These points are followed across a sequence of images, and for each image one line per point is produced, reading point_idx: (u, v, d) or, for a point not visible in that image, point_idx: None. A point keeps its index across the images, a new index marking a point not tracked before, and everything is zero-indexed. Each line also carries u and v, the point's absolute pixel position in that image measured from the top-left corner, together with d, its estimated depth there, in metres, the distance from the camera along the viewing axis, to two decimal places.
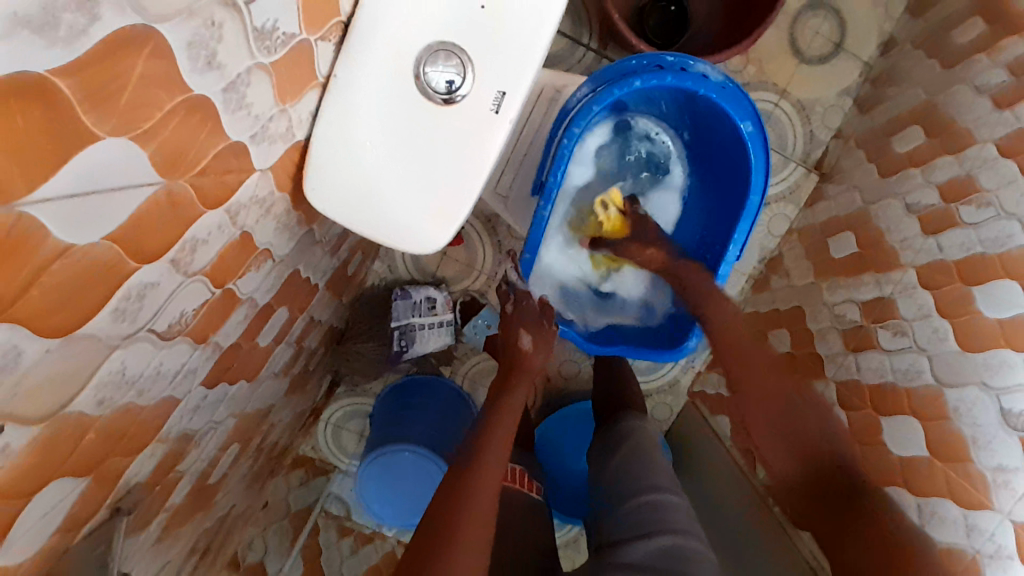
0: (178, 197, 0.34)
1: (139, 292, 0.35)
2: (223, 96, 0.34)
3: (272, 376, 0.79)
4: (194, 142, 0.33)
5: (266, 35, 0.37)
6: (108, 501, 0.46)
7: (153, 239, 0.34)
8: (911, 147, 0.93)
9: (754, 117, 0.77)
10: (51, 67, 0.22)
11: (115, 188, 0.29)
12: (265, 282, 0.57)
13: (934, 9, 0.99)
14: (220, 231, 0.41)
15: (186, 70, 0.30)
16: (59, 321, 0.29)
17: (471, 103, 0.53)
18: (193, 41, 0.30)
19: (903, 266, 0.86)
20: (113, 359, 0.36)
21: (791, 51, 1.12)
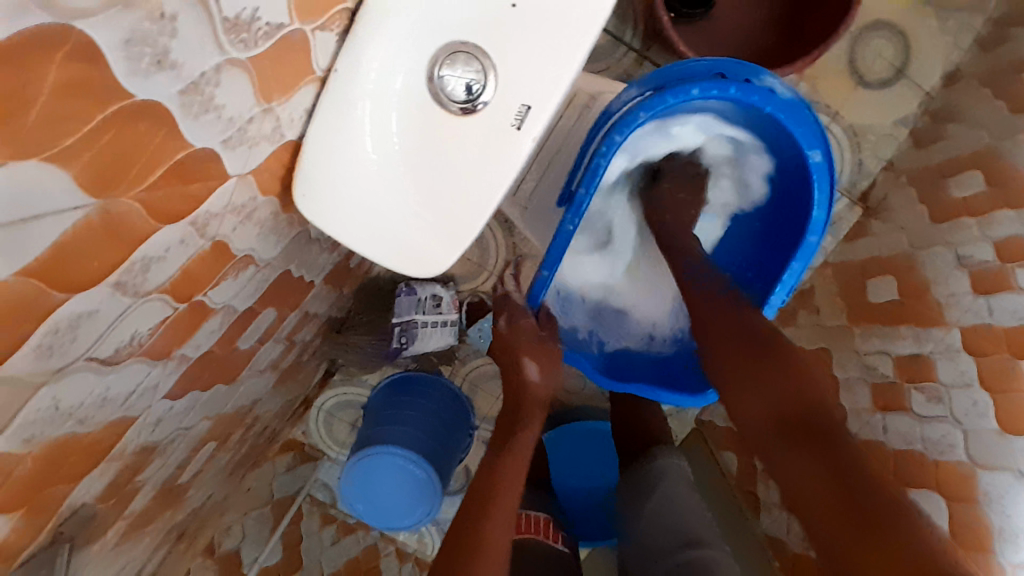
0: (117, 218, 0.29)
1: (71, 323, 0.30)
2: (181, 99, 0.30)
3: (256, 374, 0.74)
4: (138, 152, 0.29)
5: (241, 25, 0.32)
6: (51, 525, 0.41)
7: (88, 266, 0.29)
8: (970, 192, 0.84)
9: (823, 146, 0.71)
10: None
11: (25, 216, 0.24)
12: (246, 288, 0.52)
13: (1008, 45, 0.89)
14: (182, 246, 0.36)
15: (123, 72, 0.25)
16: None
17: (491, 113, 0.48)
18: (132, 38, 0.25)
19: (947, 324, 0.79)
20: (42, 396, 0.31)
21: (849, 72, 1.03)
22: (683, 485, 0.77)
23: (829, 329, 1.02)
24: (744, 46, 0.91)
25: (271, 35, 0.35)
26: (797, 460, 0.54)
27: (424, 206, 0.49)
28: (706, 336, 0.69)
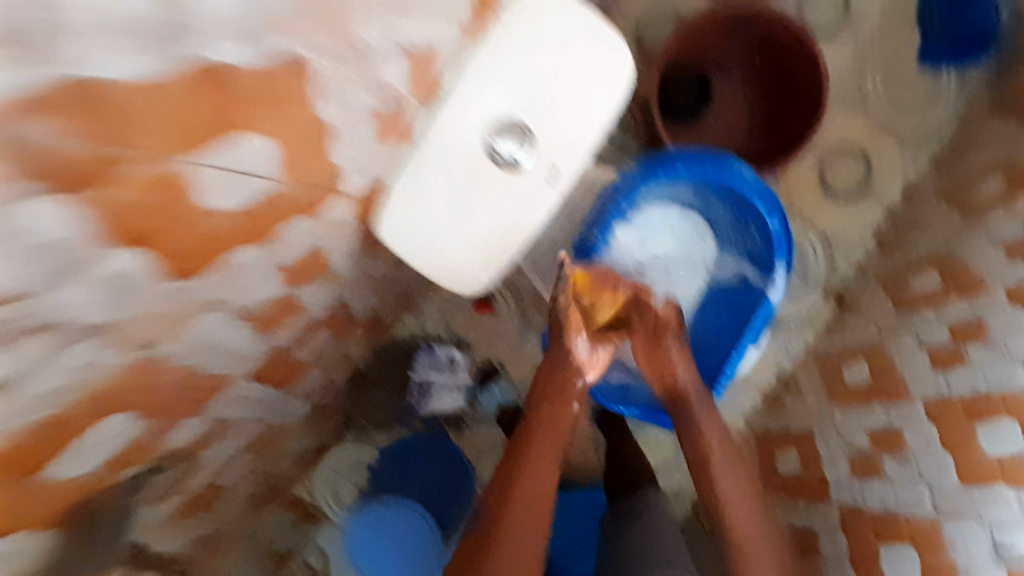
0: (276, 195, 0.47)
1: (233, 265, 0.45)
2: (337, 127, 0.48)
3: (293, 399, 0.83)
4: (307, 157, 0.47)
5: (377, 94, 0.51)
6: (147, 452, 0.53)
7: (262, 222, 0.46)
8: (928, 287, 0.97)
9: (781, 216, 0.85)
10: (236, 61, 0.37)
11: (246, 171, 0.42)
12: (313, 298, 0.64)
13: (956, 171, 1.07)
14: (297, 234, 0.51)
15: (311, 99, 0.45)
16: (179, 251, 0.40)
17: (531, 172, 0.62)
18: (322, 81, 0.44)
19: (911, 397, 0.88)
20: (200, 314, 0.46)
21: (820, 186, 1.20)
22: (664, 520, 0.93)
23: (811, 410, 1.11)
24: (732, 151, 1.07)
25: (386, 95, 0.49)
26: (760, 533, 0.71)
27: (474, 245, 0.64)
28: (687, 409, 0.79)
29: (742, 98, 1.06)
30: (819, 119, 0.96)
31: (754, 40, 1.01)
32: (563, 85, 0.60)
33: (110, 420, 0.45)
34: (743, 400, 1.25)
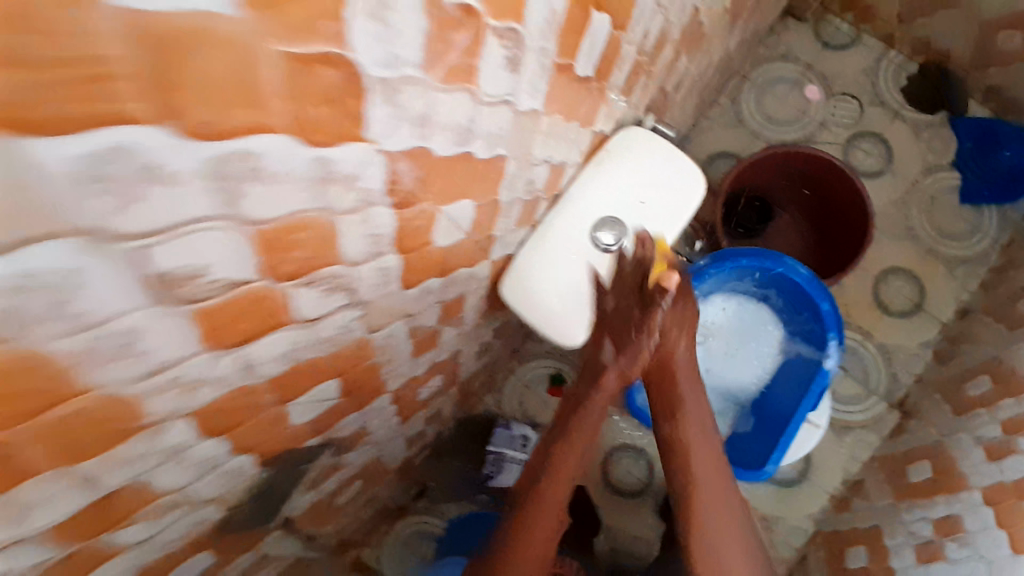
0: (462, 251, 0.67)
1: (425, 290, 0.65)
2: (505, 209, 0.69)
3: (397, 434, 1.02)
4: (486, 226, 0.67)
5: (532, 192, 0.72)
6: (324, 430, 0.71)
7: (450, 265, 0.66)
8: (981, 391, 1.06)
9: (831, 300, 0.86)
10: (484, 155, 0.53)
11: (459, 227, 0.60)
12: (446, 339, 0.84)
13: (1003, 291, 1.20)
14: (460, 280, 0.72)
15: (505, 187, 0.64)
16: (409, 276, 0.59)
17: (623, 255, 0.82)
18: (514, 176, 0.64)
19: (969, 487, 0.95)
20: (397, 323, 0.65)
21: (875, 303, 1.33)
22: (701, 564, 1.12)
23: (877, 510, 1.16)
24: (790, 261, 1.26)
25: (531, 193, 0.72)
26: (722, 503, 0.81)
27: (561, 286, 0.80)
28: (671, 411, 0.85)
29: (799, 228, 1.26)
30: (870, 237, 1.12)
31: (798, 179, 1.21)
32: (670, 221, 0.83)
33: (327, 386, 0.62)
34: (809, 500, 1.31)
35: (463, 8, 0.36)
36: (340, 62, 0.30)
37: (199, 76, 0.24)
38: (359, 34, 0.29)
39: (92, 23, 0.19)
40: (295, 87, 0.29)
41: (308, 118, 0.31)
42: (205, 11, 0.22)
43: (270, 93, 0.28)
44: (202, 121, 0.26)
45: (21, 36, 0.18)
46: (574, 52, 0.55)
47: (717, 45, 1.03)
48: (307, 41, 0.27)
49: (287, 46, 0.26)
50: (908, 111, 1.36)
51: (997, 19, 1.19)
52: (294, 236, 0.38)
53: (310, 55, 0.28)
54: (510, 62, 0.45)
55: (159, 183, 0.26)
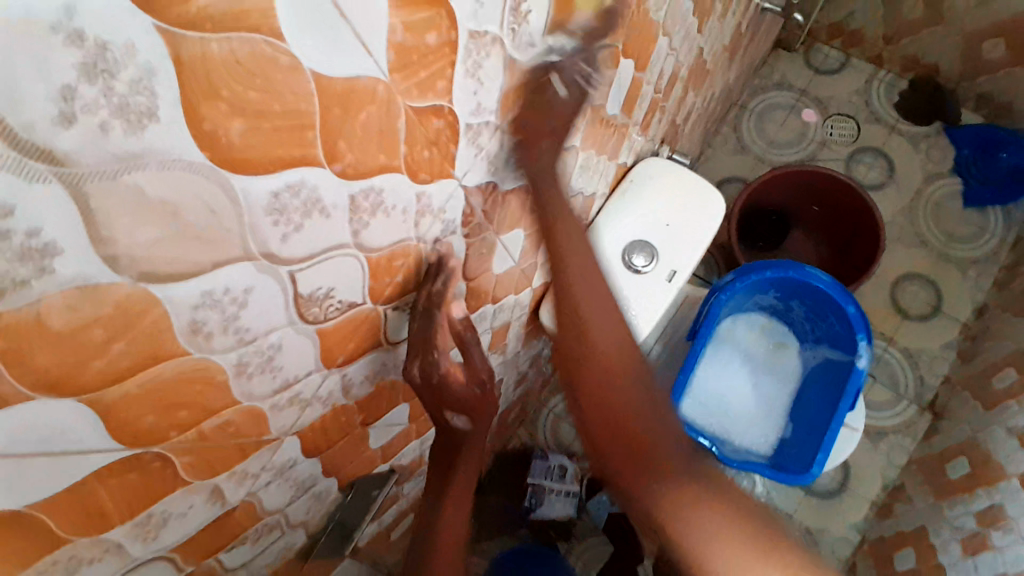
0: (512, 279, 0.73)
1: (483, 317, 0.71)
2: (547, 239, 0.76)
3: None
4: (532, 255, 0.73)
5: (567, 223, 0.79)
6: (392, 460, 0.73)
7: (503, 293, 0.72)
8: (1007, 384, 1.11)
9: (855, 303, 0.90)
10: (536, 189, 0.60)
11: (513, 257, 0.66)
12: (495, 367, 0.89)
13: (1017, 286, 1.25)
14: (507, 309, 0.78)
15: (548, 219, 0.70)
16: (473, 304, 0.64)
17: (655, 273, 0.86)
18: (556, 208, 0.70)
19: (1008, 476, 0.98)
20: None
21: (896, 310, 1.37)
22: None
23: (921, 511, 1.18)
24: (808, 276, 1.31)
25: None
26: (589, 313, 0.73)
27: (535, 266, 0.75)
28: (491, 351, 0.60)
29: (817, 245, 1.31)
30: (882, 242, 1.17)
31: (807, 196, 1.28)
32: (697, 238, 0.87)
33: (398, 413, 0.65)
34: (850, 510, 1.33)
35: (529, 63, 0.43)
36: (443, 114, 0.37)
37: (357, 127, 0.31)
38: (458, 86, 0.37)
39: (296, 86, 0.26)
40: (414, 134, 0.36)
41: (419, 159, 0.38)
42: (370, 77, 0.29)
43: (398, 140, 0.35)
44: (353, 164, 0.32)
45: (255, 94, 0.24)
46: (606, 94, 0.62)
47: (719, 79, 1.12)
48: (424, 96, 0.34)
49: (413, 103, 0.34)
50: (903, 125, 1.43)
51: (982, 30, 1.29)
52: (395, 264, 0.43)
53: (425, 109, 0.35)
54: (558, 105, 0.52)
55: (314, 212, 0.32)
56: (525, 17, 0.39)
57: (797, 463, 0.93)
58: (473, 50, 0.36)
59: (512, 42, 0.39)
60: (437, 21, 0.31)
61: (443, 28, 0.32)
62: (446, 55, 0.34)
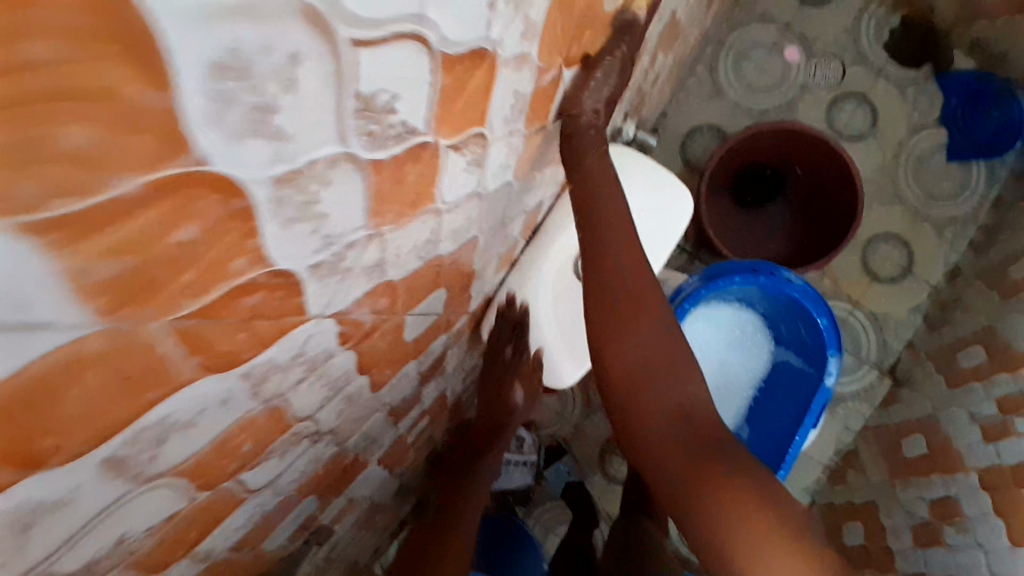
0: (441, 325, 0.60)
1: (404, 377, 0.59)
2: (478, 270, 0.62)
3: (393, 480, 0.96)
4: (459, 296, 0.60)
5: (507, 239, 0.65)
6: (307, 532, 0.64)
7: (424, 346, 0.59)
8: (973, 363, 1.05)
9: (828, 314, 0.81)
10: (450, 249, 0.45)
11: (432, 313, 0.53)
12: (432, 391, 0.77)
13: (995, 250, 1.17)
14: (440, 346, 0.66)
15: (477, 254, 0.56)
16: (385, 376, 0.52)
17: (610, 289, 0.76)
18: (484, 243, 0.56)
19: (966, 468, 0.95)
20: (376, 418, 0.59)
21: (866, 274, 1.30)
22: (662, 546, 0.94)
23: (872, 485, 1.16)
24: (781, 241, 1.19)
25: (506, 241, 0.65)
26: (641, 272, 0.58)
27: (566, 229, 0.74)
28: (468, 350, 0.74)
29: (795, 214, 1.20)
30: (862, 211, 1.07)
31: (791, 157, 1.16)
32: (659, 246, 0.75)
33: (303, 505, 0.54)
34: (804, 474, 1.29)
35: (413, 146, 0.29)
36: (257, 284, 0.24)
37: (70, 406, 0.20)
38: (282, 240, 0.24)
39: None
40: (202, 333, 0.24)
41: (227, 347, 0.26)
42: (63, 343, 0.18)
43: (174, 355, 0.23)
44: (92, 431, 0.21)
45: None
46: (544, 114, 0.46)
47: (694, 29, 0.95)
48: (200, 296, 0.22)
49: (184, 314, 0.22)
50: (892, 68, 1.29)
51: None
52: (236, 442, 0.33)
53: (209, 303, 0.23)
54: (472, 162, 0.38)
55: (37, 521, 0.22)
56: (386, 108, 0.24)
57: (752, 472, 0.88)
58: (295, 196, 0.22)
59: (371, 147, 0.25)
60: (189, 210, 0.18)
61: (210, 209, 0.19)
62: (235, 231, 0.21)
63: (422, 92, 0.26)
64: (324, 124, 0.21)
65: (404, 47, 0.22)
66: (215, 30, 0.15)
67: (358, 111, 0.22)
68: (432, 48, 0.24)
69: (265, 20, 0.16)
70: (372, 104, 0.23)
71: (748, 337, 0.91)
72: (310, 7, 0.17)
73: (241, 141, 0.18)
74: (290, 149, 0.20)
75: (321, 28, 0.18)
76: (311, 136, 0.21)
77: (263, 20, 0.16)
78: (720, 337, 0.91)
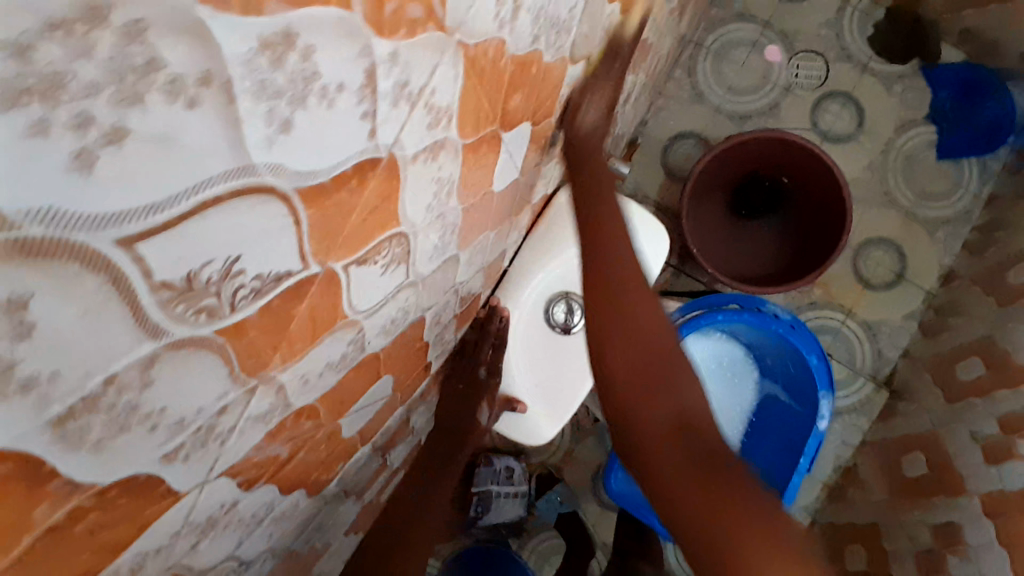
0: (395, 403, 0.54)
1: (353, 463, 0.53)
2: (436, 343, 0.55)
3: None
4: (415, 371, 0.54)
5: (469, 299, 0.59)
6: None
7: (375, 427, 0.53)
8: (973, 376, 1.00)
9: (819, 351, 0.76)
10: (382, 345, 0.39)
11: (376, 400, 0.47)
12: (401, 456, 0.69)
13: (989, 251, 1.11)
14: (399, 415, 0.58)
15: (430, 330, 0.50)
16: (324, 478, 0.46)
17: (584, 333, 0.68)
18: (439, 317, 0.50)
19: (969, 492, 0.91)
20: (325, 511, 0.53)
21: (859, 280, 1.22)
22: None
23: (873, 504, 1.11)
24: (770, 253, 1.13)
25: (467, 301, 0.58)
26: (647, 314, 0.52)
27: (539, 265, 0.67)
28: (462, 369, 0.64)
29: (777, 226, 1.14)
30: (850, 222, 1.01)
31: (776, 165, 1.10)
32: (636, 285, 0.69)
33: None
34: (802, 493, 1.23)
35: (290, 287, 0.23)
36: (91, 508, 0.20)
37: None
38: (102, 461, 0.19)
39: None
40: None
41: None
42: None
43: None
44: None
45: None
46: (488, 181, 0.40)
47: (665, 43, 0.88)
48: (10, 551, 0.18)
49: None
50: (877, 64, 1.22)
51: None
52: None
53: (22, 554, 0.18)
54: (394, 263, 0.32)
55: None
56: (221, 279, 0.19)
57: None
58: (99, 420, 0.18)
59: (211, 319, 0.20)
60: None
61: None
62: (17, 496, 0.17)
63: (282, 240, 0.20)
64: (115, 335, 0.16)
65: (229, 211, 0.17)
66: None
67: (171, 299, 0.17)
68: (281, 192, 0.19)
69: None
70: (194, 282, 0.18)
71: (733, 367, 0.87)
72: (26, 243, 0.12)
73: None
74: (64, 388, 0.16)
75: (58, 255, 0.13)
76: (97, 359, 0.16)
77: None
78: (705, 370, 0.87)
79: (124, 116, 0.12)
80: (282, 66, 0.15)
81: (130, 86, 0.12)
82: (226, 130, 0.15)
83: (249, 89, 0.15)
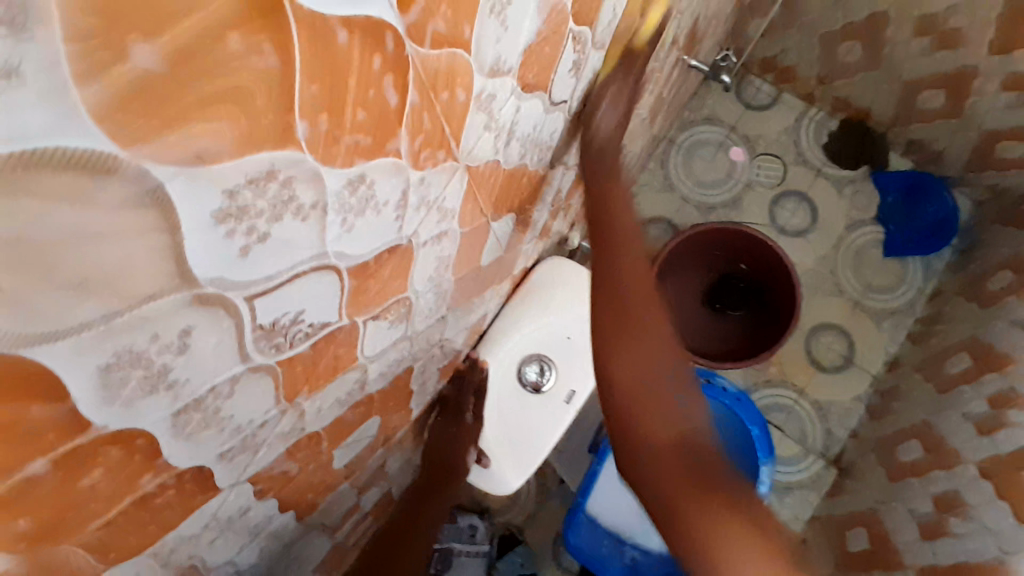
0: (378, 441, 0.61)
1: (334, 496, 0.59)
2: (419, 389, 0.62)
3: None
4: (398, 414, 0.61)
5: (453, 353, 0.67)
6: None
7: (359, 462, 0.59)
8: (912, 459, 1.08)
9: (760, 424, 0.86)
10: (377, 388, 0.47)
11: (365, 436, 0.53)
12: (376, 495, 0.74)
13: (929, 342, 1.22)
14: (379, 454, 0.65)
15: (415, 377, 0.57)
16: (313, 504, 0.52)
17: (553, 393, 0.75)
18: (424, 368, 0.58)
19: (904, 567, 0.97)
20: (303, 538, 0.58)
21: (809, 362, 1.32)
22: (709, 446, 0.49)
23: None
24: (730, 332, 1.23)
25: (450, 354, 0.66)
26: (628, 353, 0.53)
27: (517, 328, 0.75)
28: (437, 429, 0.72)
29: (748, 318, 1.23)
30: (798, 306, 1.12)
31: (734, 255, 1.22)
32: None
33: None
34: None
35: (330, 333, 0.31)
36: (170, 484, 0.28)
37: None
38: (185, 446, 0.26)
39: None
40: (112, 539, 0.27)
41: (135, 544, 0.29)
42: None
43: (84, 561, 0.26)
44: None
45: None
46: (476, 256, 0.49)
47: (639, 140, 1.01)
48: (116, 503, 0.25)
49: (93, 530, 0.25)
50: (830, 169, 1.35)
51: (927, 75, 1.15)
52: None
53: (117, 513, 0.26)
54: (399, 318, 0.40)
55: None
56: (288, 325, 0.27)
57: None
58: (196, 417, 0.25)
59: (277, 353, 0.28)
60: (95, 459, 0.22)
61: (111, 457, 0.23)
62: (137, 463, 0.24)
63: (333, 299, 0.29)
64: (223, 357, 0.24)
65: (307, 280, 0.25)
66: (108, 342, 0.18)
67: (261, 336, 0.25)
68: (338, 267, 0.27)
69: (152, 321, 0.20)
70: (274, 326, 0.26)
71: None
72: (201, 293, 0.20)
73: (137, 401, 0.21)
74: (187, 389, 0.23)
75: (211, 303, 0.21)
76: (209, 372, 0.24)
77: (151, 323, 0.19)
78: None
79: (270, 227, 0.21)
80: (356, 194, 0.24)
81: (279, 211, 0.21)
82: (318, 231, 0.23)
83: (336, 207, 0.23)
